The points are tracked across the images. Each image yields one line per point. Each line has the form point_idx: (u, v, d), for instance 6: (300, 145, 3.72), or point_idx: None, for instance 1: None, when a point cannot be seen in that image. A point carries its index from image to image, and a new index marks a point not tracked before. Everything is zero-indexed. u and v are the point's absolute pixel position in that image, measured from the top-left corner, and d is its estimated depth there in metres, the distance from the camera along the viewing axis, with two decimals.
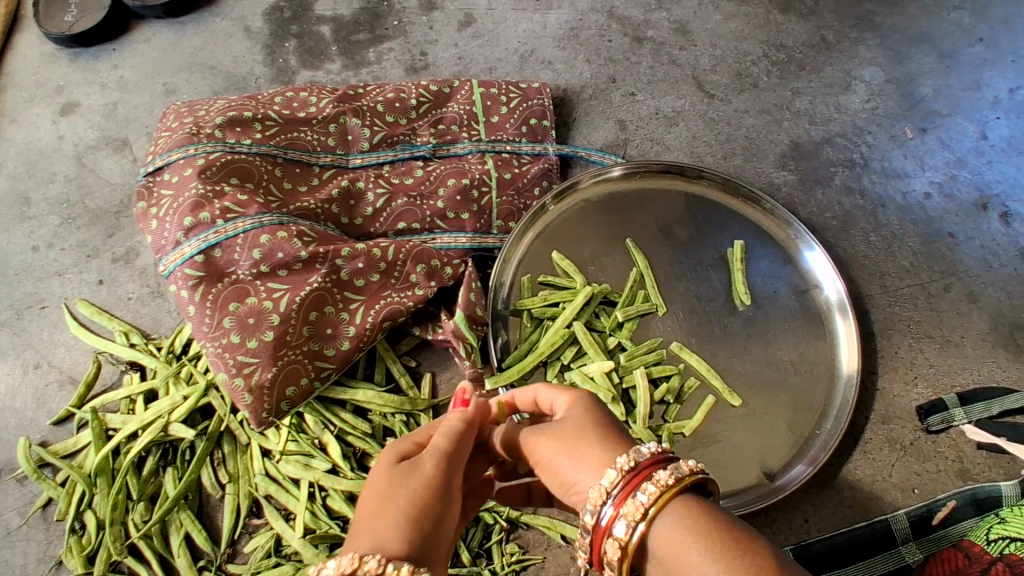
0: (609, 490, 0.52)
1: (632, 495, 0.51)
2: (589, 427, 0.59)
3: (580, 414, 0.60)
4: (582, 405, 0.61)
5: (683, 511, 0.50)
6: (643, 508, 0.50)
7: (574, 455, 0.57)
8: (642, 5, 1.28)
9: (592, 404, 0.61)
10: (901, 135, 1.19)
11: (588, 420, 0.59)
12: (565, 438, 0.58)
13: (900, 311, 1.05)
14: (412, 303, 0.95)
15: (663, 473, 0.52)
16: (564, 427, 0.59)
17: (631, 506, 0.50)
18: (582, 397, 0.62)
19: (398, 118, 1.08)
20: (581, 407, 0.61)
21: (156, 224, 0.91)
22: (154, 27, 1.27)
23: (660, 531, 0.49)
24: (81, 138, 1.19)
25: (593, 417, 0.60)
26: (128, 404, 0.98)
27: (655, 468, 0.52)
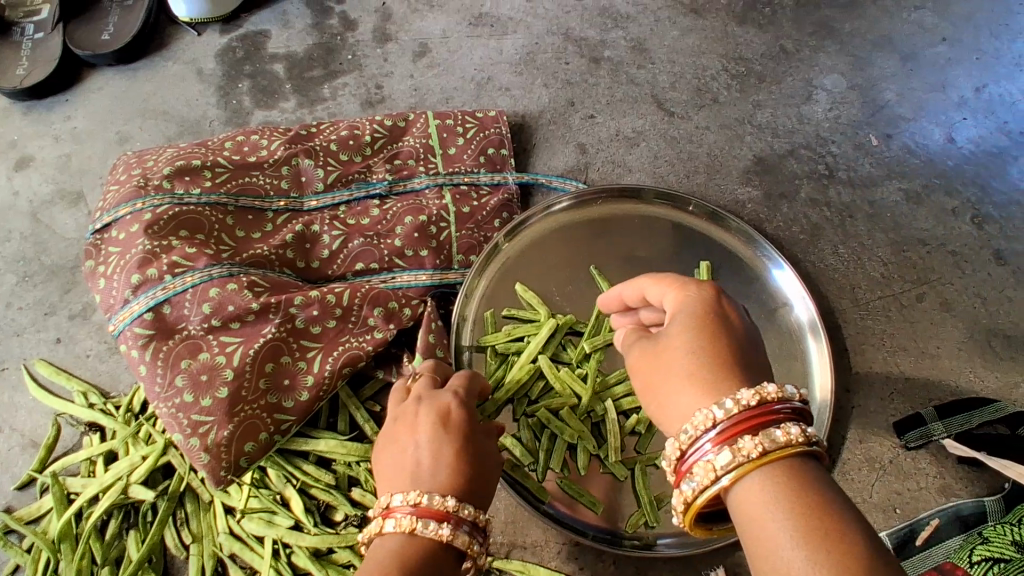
0: (718, 421, 0.51)
1: (744, 437, 0.50)
2: (708, 337, 0.56)
3: (689, 322, 0.57)
4: (700, 306, 0.58)
5: (785, 477, 0.48)
6: (752, 453, 0.49)
7: (675, 373, 0.55)
8: (597, 25, 1.27)
9: (717, 306, 0.58)
10: (866, 142, 1.17)
11: (706, 327, 0.56)
12: (674, 348, 0.56)
13: (872, 324, 1.03)
14: (370, 347, 0.93)
15: (786, 429, 0.50)
16: (682, 333, 0.56)
17: (742, 445, 0.49)
18: (705, 298, 0.59)
19: (352, 156, 1.06)
20: (701, 309, 0.58)
21: (105, 283, 0.91)
22: (106, 75, 1.25)
23: (757, 484, 0.48)
24: (35, 193, 1.17)
25: (716, 323, 0.57)
26: (88, 467, 0.96)
27: (772, 420, 0.50)
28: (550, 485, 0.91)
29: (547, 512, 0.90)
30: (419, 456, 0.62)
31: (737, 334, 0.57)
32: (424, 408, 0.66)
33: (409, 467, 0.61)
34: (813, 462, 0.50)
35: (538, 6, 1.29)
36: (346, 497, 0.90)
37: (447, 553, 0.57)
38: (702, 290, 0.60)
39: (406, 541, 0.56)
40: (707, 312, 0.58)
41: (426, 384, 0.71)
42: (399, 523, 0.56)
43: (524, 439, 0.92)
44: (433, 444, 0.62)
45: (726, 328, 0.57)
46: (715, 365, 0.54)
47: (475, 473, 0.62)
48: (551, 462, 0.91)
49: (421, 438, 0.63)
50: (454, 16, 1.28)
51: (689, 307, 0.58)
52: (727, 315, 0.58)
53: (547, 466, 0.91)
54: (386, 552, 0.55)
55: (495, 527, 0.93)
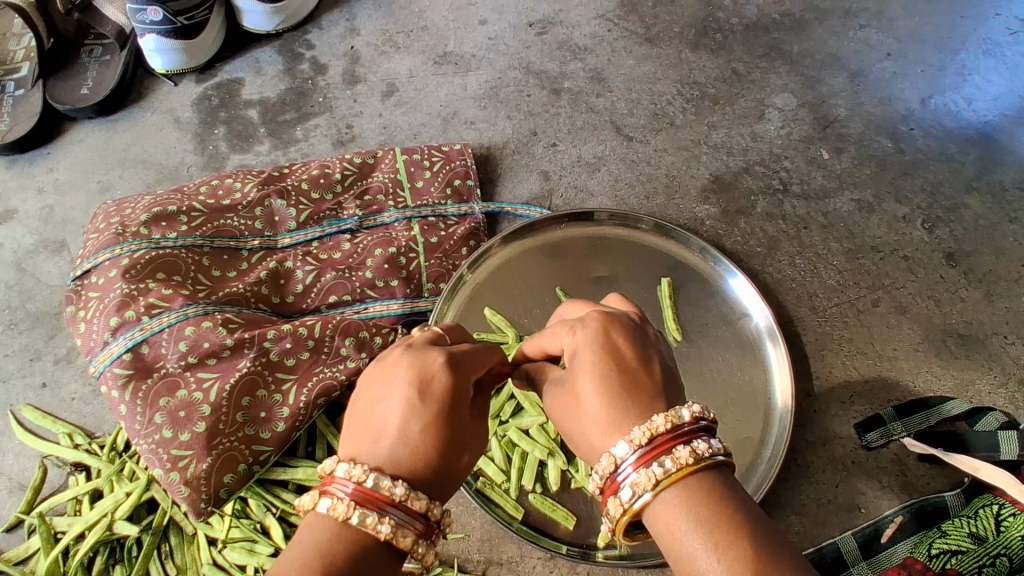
0: (620, 461, 0.55)
1: (644, 468, 0.54)
2: (604, 375, 0.59)
3: (589, 365, 0.60)
4: (590, 343, 0.62)
5: (692, 494, 0.52)
6: (654, 481, 0.53)
7: (592, 419, 0.59)
8: (557, 59, 1.32)
9: (606, 340, 0.62)
10: (819, 156, 1.22)
11: (598, 365, 0.60)
12: (574, 390, 0.61)
13: (831, 331, 1.07)
14: (344, 376, 0.96)
15: (681, 451, 0.54)
16: (578, 379, 0.61)
17: (639, 479, 0.54)
18: (590, 336, 0.62)
19: (323, 194, 1.11)
20: (590, 347, 0.61)
21: (85, 327, 0.94)
22: (86, 127, 1.30)
23: (666, 506, 0.53)
24: (19, 243, 1.21)
25: (607, 359, 0.60)
26: (74, 506, 0.98)
27: (671, 444, 0.54)
28: (524, 501, 0.94)
29: (522, 529, 0.92)
30: (381, 424, 0.57)
31: (628, 363, 0.60)
32: (410, 367, 0.60)
33: (372, 433, 0.57)
34: (717, 473, 0.54)
35: (499, 43, 1.35)
36: None
37: (384, 548, 0.53)
38: (588, 326, 0.63)
39: (336, 528, 0.52)
40: (597, 345, 0.61)
41: (427, 338, 0.65)
42: (335, 507, 0.52)
43: (497, 459, 0.95)
44: (397, 413, 0.57)
45: (617, 360, 0.60)
46: (613, 401, 0.58)
47: (439, 462, 0.57)
48: (524, 479, 0.94)
49: (394, 401, 0.58)
50: (419, 56, 1.34)
51: (579, 346, 0.62)
52: (618, 347, 0.61)
53: (521, 484, 0.94)
54: (315, 535, 0.51)
55: (471, 546, 0.95)
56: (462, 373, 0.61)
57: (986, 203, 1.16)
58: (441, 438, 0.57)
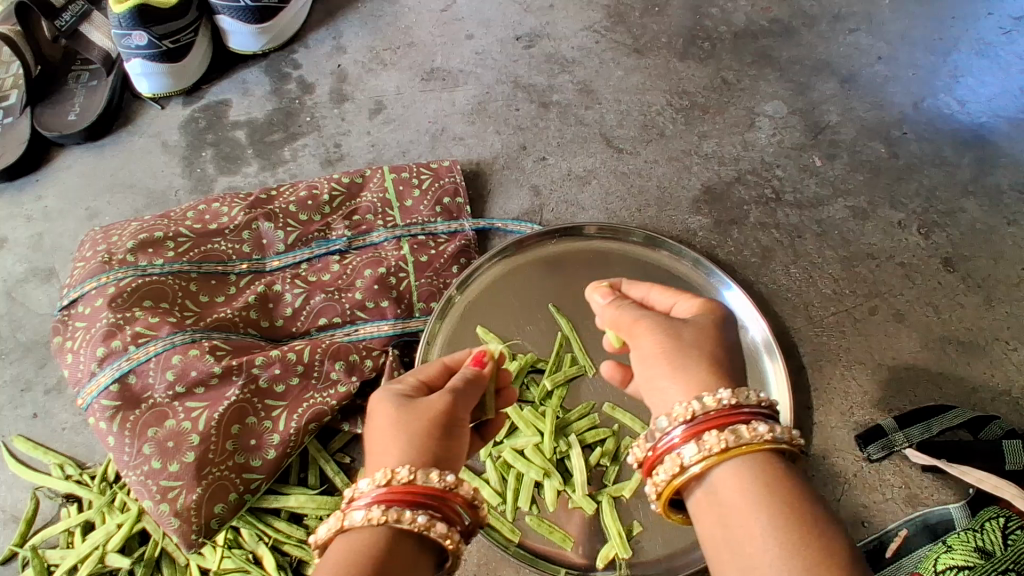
0: (739, 401, 0.55)
1: (760, 422, 0.55)
2: (722, 338, 0.62)
3: (716, 323, 0.62)
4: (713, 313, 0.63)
5: (771, 475, 0.52)
6: (765, 435, 0.54)
7: (703, 357, 0.59)
8: (544, 72, 1.32)
9: (723, 316, 0.64)
10: (811, 163, 1.21)
11: (714, 328, 0.62)
12: (688, 330, 0.61)
13: (827, 341, 1.05)
14: (335, 401, 0.94)
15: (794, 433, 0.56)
16: (690, 331, 0.61)
17: (757, 429, 0.54)
18: (712, 306, 0.64)
19: (311, 215, 1.10)
20: (714, 315, 0.63)
21: (72, 357, 0.93)
22: (74, 153, 1.30)
23: (741, 475, 0.53)
24: (8, 272, 1.20)
25: (721, 331, 0.62)
26: (66, 538, 0.97)
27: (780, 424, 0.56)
28: (520, 523, 0.92)
29: (519, 552, 0.90)
30: (374, 437, 0.61)
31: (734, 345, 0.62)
32: (381, 394, 0.65)
33: (367, 450, 0.61)
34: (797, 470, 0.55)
35: (487, 57, 1.34)
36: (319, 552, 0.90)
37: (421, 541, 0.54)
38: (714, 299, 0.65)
39: (379, 531, 0.53)
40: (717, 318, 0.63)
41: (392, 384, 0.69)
42: (370, 513, 0.53)
43: (492, 481, 0.94)
44: (375, 433, 0.61)
45: (727, 337, 0.62)
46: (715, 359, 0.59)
47: (429, 446, 0.59)
48: (520, 501, 0.92)
49: (377, 418, 0.62)
50: (406, 73, 1.34)
51: (701, 308, 0.64)
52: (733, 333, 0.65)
53: (517, 506, 0.93)
54: (361, 544, 0.52)
55: (468, 570, 0.94)
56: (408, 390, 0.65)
57: (982, 206, 1.15)
58: (422, 428, 0.60)
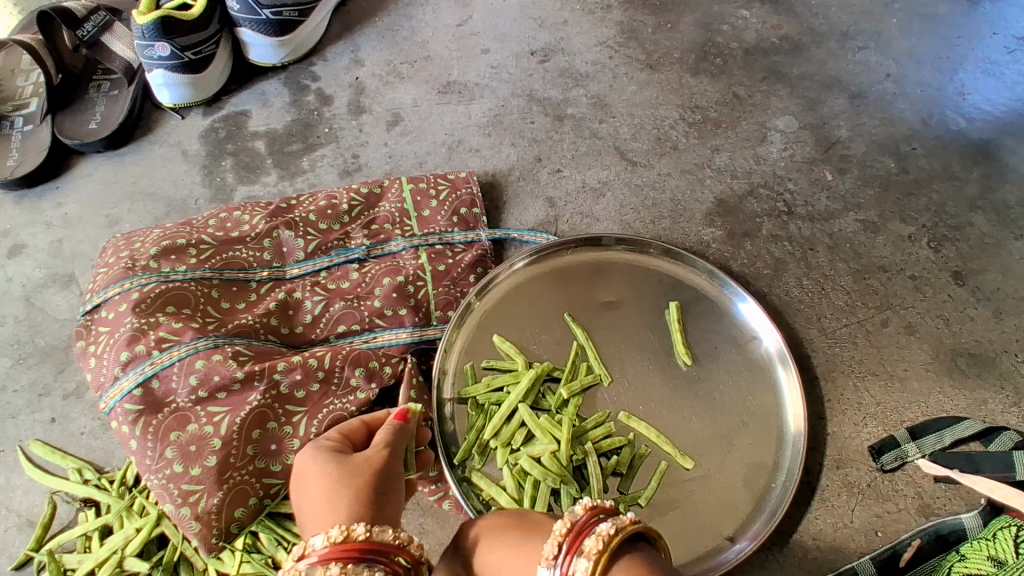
0: (557, 575, 0.53)
1: (578, 560, 0.52)
2: (517, 543, 0.62)
3: (495, 545, 0.63)
4: (479, 526, 0.66)
5: None
6: (591, 568, 0.51)
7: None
8: (559, 86, 1.34)
9: (483, 520, 0.67)
10: (822, 178, 1.23)
11: (492, 534, 0.64)
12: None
13: (840, 352, 1.07)
14: (354, 408, 0.95)
15: (600, 528, 0.54)
16: (488, 559, 0.62)
17: (577, 572, 0.52)
18: (476, 522, 0.67)
19: (331, 224, 1.12)
20: (478, 532, 0.66)
21: (95, 361, 0.94)
22: (95, 161, 1.32)
23: None
24: (28, 278, 1.22)
25: (496, 528, 0.65)
26: (84, 542, 0.98)
27: (593, 525, 0.55)
28: None
29: None
30: (310, 496, 0.63)
31: (512, 517, 0.66)
32: (308, 460, 0.68)
33: (304, 514, 0.63)
34: (637, 542, 0.54)
35: (502, 71, 1.36)
36: None
37: None
38: (468, 520, 0.69)
39: None
40: (498, 526, 0.65)
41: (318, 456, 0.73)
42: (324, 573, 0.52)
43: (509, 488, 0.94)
44: (307, 497, 0.63)
45: (503, 522, 0.65)
46: (524, 541, 0.61)
47: (370, 499, 0.62)
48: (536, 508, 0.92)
49: (308, 483, 0.65)
50: (423, 86, 1.36)
51: (473, 536, 0.66)
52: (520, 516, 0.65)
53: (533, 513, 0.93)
54: None
55: None
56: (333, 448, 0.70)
57: (990, 221, 1.17)
58: (360, 480, 0.63)
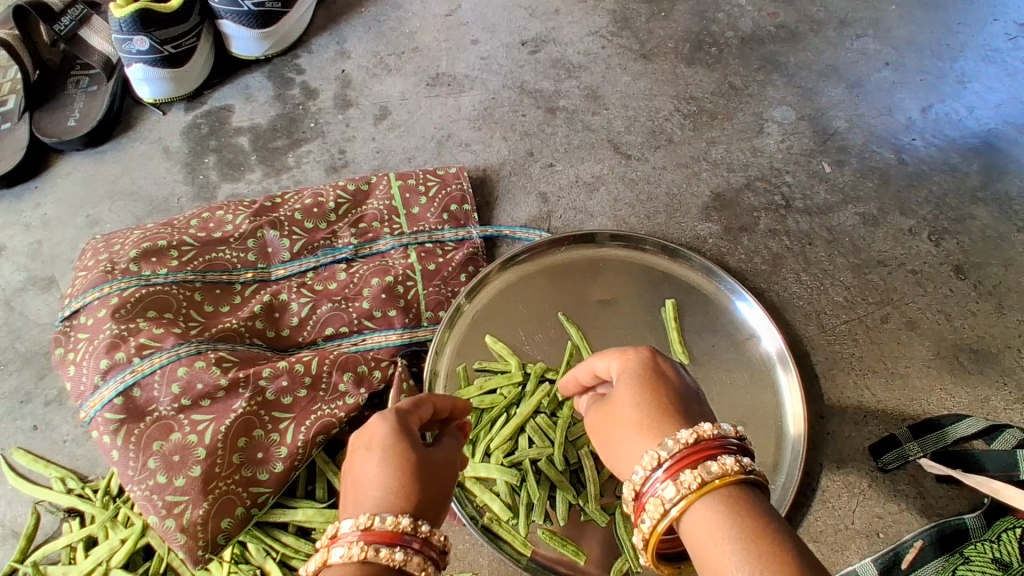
0: (664, 458, 0.57)
1: (689, 468, 0.55)
2: (647, 400, 0.63)
3: (634, 381, 0.64)
4: (642, 367, 0.65)
5: (728, 504, 0.53)
6: (699, 479, 0.55)
7: (629, 426, 0.62)
8: (551, 77, 1.30)
9: (653, 365, 0.66)
10: (820, 170, 1.20)
11: (647, 382, 0.64)
12: (618, 408, 0.64)
13: (840, 348, 1.05)
14: (343, 414, 0.92)
15: (726, 460, 0.56)
16: (629, 395, 0.64)
17: (684, 478, 0.55)
18: (642, 358, 0.66)
19: (317, 223, 1.09)
20: (642, 368, 0.65)
21: (74, 369, 0.91)
22: (74, 159, 1.28)
23: (701, 512, 0.53)
24: (7, 281, 1.18)
25: (656, 383, 0.64)
26: (69, 553, 0.95)
27: (719, 452, 0.56)
28: (533, 537, 0.91)
29: (531, 566, 0.89)
30: (364, 462, 0.61)
31: (678, 386, 0.65)
32: (378, 417, 0.65)
33: (353, 478, 0.61)
34: (753, 489, 0.55)
35: (493, 63, 1.33)
36: None
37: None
38: (636, 351, 0.67)
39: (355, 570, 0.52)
40: (647, 373, 0.65)
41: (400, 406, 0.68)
42: (348, 552, 0.53)
43: (503, 494, 0.92)
44: (372, 460, 0.61)
45: (664, 385, 0.64)
46: (661, 409, 0.62)
47: (413, 489, 0.60)
48: (532, 515, 0.91)
49: (370, 447, 0.62)
50: (412, 78, 1.32)
51: (628, 368, 0.66)
52: (664, 379, 0.65)
53: (529, 520, 0.91)
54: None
55: None
56: (404, 418, 0.65)
57: (991, 213, 1.15)
58: (413, 471, 0.61)
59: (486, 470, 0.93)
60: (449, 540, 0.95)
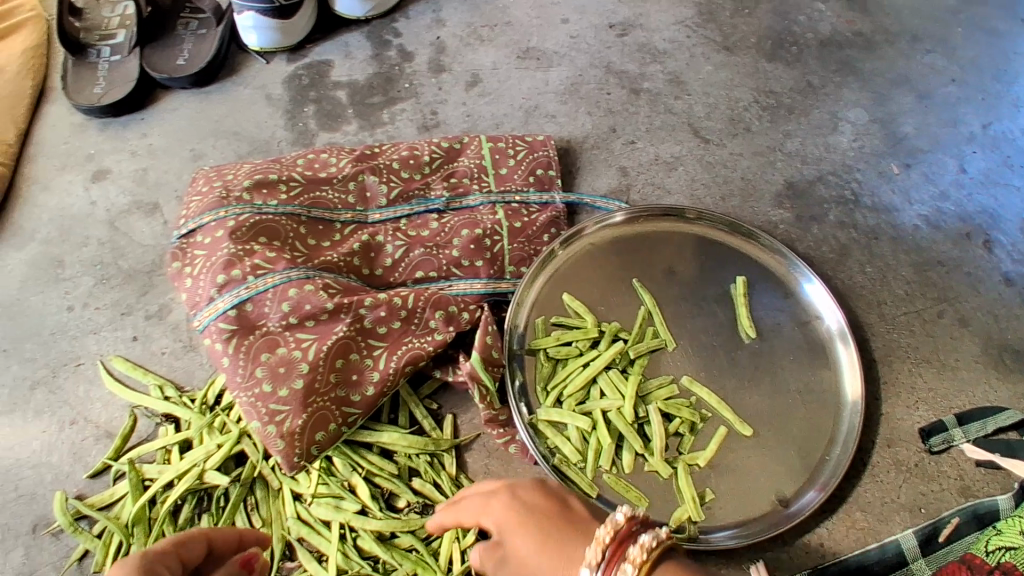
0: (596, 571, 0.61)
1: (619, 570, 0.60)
2: (538, 523, 0.69)
3: (520, 516, 0.71)
4: (512, 504, 0.73)
5: None
6: None
7: (537, 560, 0.66)
8: (636, 60, 1.36)
9: (519, 499, 0.73)
10: (888, 170, 1.25)
11: (524, 514, 0.71)
12: (522, 550, 0.68)
13: (898, 337, 1.10)
14: (431, 348, 0.99)
15: (636, 547, 0.61)
16: (514, 533, 0.70)
17: None
18: (509, 495, 0.74)
19: (412, 174, 1.15)
20: (511, 509, 0.72)
21: (191, 282, 0.98)
22: (180, 97, 1.35)
23: None
24: (113, 203, 1.25)
25: (531, 511, 0.71)
26: (163, 455, 1.01)
27: (631, 541, 0.62)
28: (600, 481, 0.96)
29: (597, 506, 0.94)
30: None
31: (549, 505, 0.72)
32: (122, 564, 0.57)
33: None
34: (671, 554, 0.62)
35: (581, 42, 1.39)
36: (407, 486, 0.97)
37: None
38: (504, 492, 0.74)
39: None
40: (522, 505, 0.72)
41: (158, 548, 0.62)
42: None
43: (573, 439, 0.98)
44: None
45: (538, 509, 0.72)
46: (552, 526, 0.69)
47: None
48: (600, 460, 0.96)
49: None
50: (503, 50, 1.39)
51: (505, 510, 0.72)
52: (535, 501, 0.73)
53: (597, 464, 0.97)
54: None
55: None
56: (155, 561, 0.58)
57: None
58: None
59: (559, 414, 0.98)
60: (518, 476, 1.01)
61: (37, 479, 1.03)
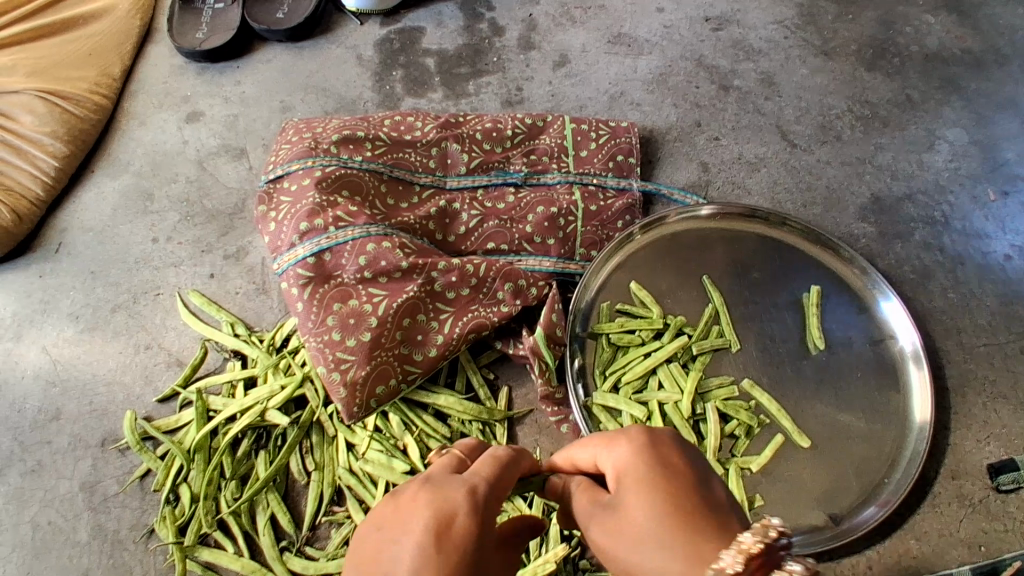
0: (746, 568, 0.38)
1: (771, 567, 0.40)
2: (669, 495, 0.43)
3: (646, 481, 0.44)
4: (642, 444, 0.47)
5: None
6: None
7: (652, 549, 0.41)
8: (729, 56, 1.34)
9: (655, 448, 0.47)
10: (982, 196, 1.20)
11: (658, 481, 0.44)
12: (638, 525, 0.43)
13: (975, 368, 1.06)
14: (497, 318, 1.01)
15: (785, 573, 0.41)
16: (633, 484, 0.45)
17: None
18: (638, 445, 0.47)
19: (493, 146, 1.16)
20: (642, 461, 0.46)
21: (275, 227, 1.02)
22: (275, 49, 1.39)
23: None
24: (203, 144, 1.30)
25: (666, 469, 0.45)
26: (228, 389, 1.04)
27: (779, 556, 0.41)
28: None
29: None
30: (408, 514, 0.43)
31: (689, 465, 0.46)
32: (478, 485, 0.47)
33: (386, 523, 0.43)
34: None
35: (674, 33, 1.37)
36: None
37: None
38: (627, 439, 0.48)
39: None
40: (652, 463, 0.46)
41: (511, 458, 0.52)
42: None
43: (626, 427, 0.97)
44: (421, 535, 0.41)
45: (676, 470, 0.45)
46: (688, 514, 0.42)
47: None
48: None
49: (422, 499, 0.44)
50: (594, 33, 1.38)
51: (625, 463, 0.47)
52: (672, 460, 0.46)
53: None
54: None
55: None
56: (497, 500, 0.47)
57: None
58: None
59: (614, 401, 0.98)
60: None
61: (110, 397, 1.08)
